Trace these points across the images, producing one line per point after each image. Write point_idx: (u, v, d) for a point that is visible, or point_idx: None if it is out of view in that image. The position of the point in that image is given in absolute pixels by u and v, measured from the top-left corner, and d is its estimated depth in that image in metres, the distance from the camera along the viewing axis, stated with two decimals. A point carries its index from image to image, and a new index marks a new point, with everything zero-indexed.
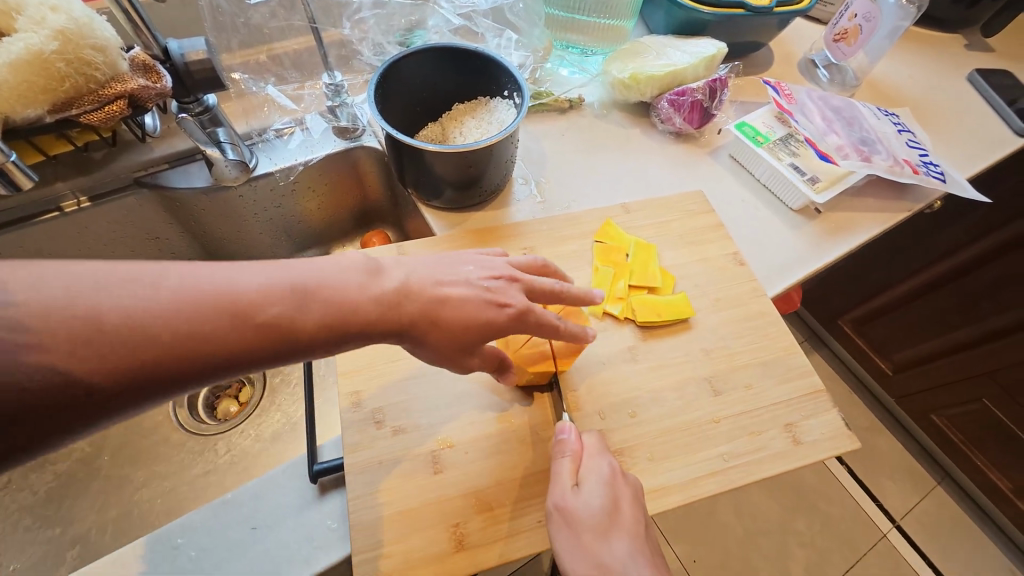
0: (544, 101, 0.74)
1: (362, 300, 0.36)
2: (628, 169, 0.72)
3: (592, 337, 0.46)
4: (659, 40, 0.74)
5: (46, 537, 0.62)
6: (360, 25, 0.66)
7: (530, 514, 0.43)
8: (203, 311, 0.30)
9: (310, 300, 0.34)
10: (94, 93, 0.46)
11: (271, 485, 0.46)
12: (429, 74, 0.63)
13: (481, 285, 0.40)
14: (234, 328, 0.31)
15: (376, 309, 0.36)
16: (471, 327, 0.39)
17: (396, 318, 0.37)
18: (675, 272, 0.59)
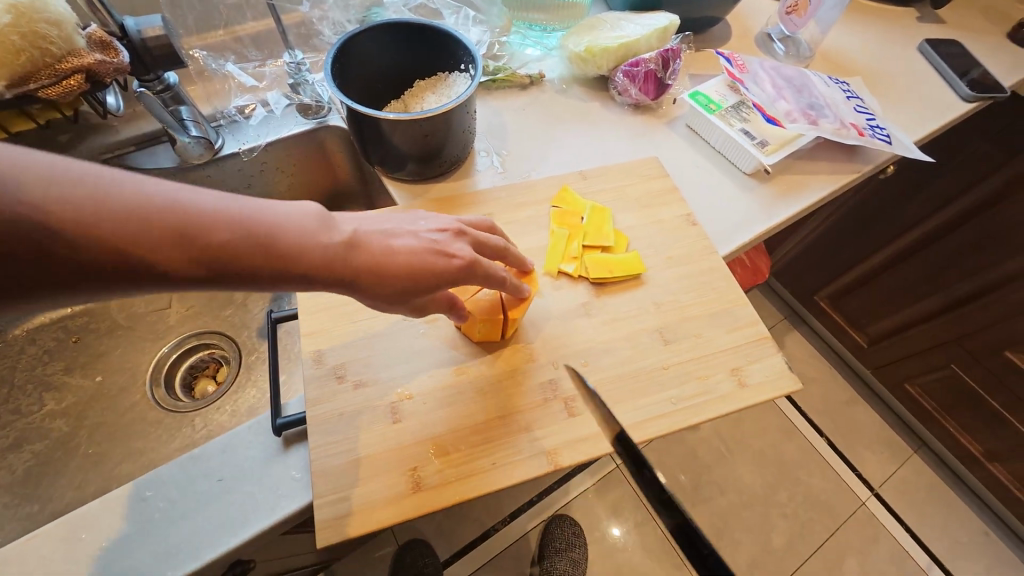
0: (504, 76, 0.76)
1: (310, 244, 0.36)
2: (587, 141, 0.74)
3: (528, 294, 0.49)
4: (615, 14, 0.77)
5: (21, 516, 0.63)
6: (320, 4, 0.67)
7: (486, 457, 0.46)
8: (161, 230, 0.31)
9: (256, 234, 0.34)
10: (51, 67, 0.48)
11: (238, 441, 0.47)
12: (386, 50, 0.65)
13: (428, 238, 0.41)
14: (184, 260, 0.32)
15: (324, 256, 0.36)
16: (423, 280, 0.40)
17: (345, 268, 0.37)
18: (629, 233, 0.61)
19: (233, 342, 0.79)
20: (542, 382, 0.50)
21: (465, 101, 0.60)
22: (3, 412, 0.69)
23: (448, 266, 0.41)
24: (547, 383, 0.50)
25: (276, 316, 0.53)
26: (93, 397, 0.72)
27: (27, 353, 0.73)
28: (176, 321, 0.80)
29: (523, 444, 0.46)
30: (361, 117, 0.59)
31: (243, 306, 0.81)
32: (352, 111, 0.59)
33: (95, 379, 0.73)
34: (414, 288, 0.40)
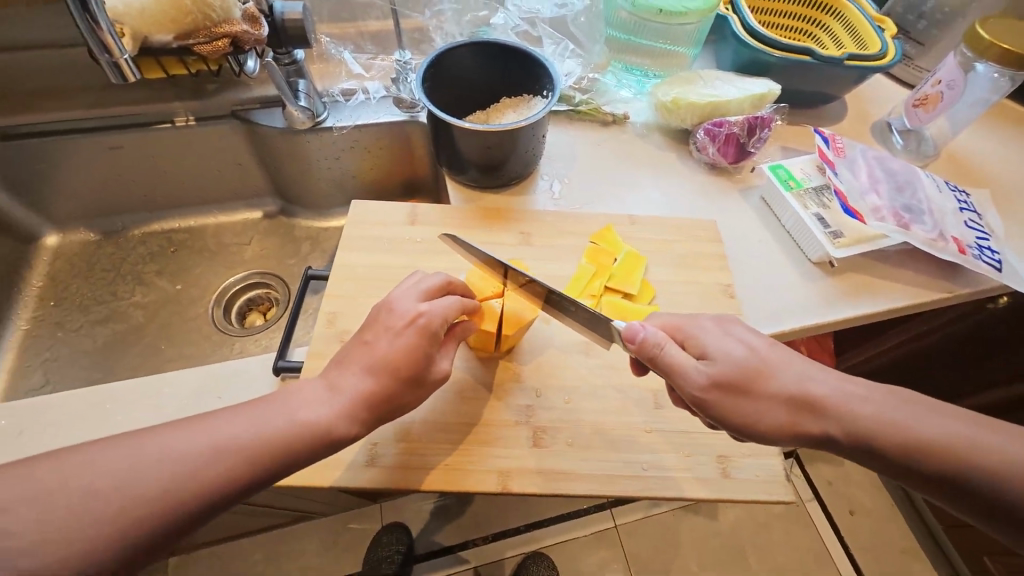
0: (588, 110, 0.78)
1: (332, 416, 0.42)
2: (650, 188, 0.73)
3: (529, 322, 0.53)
4: (713, 72, 0.76)
5: (88, 379, 0.76)
6: (439, 15, 0.76)
7: (442, 456, 0.47)
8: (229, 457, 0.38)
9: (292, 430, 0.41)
10: (208, 29, 0.59)
11: (245, 369, 0.53)
12: (480, 66, 0.70)
13: (417, 333, 0.44)
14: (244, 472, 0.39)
15: (344, 419, 0.42)
16: (422, 354, 0.44)
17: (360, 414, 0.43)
18: (658, 287, 0.60)
19: (287, 288, 0.88)
20: (520, 404, 0.50)
21: (532, 121, 0.63)
22: (104, 292, 0.84)
23: (431, 324, 0.45)
24: (524, 407, 0.50)
25: (311, 273, 0.59)
26: (168, 301, 0.84)
27: (137, 251, 0.88)
28: (250, 258, 0.91)
29: (481, 457, 0.47)
30: (438, 121, 0.64)
31: (305, 260, 0.91)
32: (432, 115, 0.65)
33: (175, 286, 0.86)
34: (421, 363, 0.44)
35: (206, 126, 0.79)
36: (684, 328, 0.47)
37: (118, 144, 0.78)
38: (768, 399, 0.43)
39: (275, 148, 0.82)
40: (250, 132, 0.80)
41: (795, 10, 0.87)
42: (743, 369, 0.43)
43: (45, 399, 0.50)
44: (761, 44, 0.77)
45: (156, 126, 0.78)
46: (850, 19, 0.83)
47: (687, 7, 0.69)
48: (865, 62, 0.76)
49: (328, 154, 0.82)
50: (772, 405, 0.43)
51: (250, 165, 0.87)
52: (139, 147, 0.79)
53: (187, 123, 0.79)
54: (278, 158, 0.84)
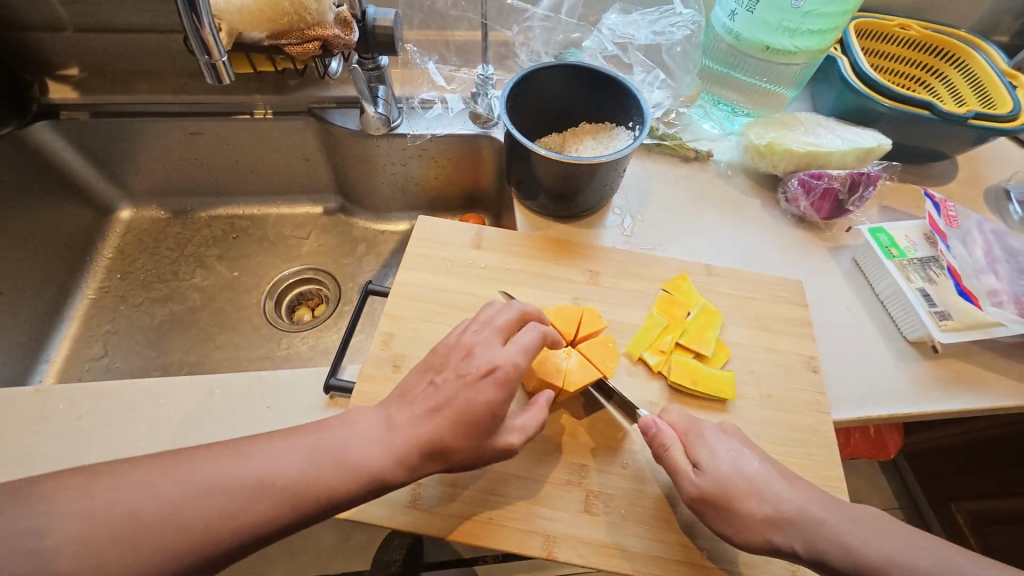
0: (670, 144, 0.73)
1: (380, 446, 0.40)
2: (730, 235, 0.68)
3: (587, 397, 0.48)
4: (815, 117, 0.70)
5: (143, 355, 0.78)
6: (527, 32, 0.72)
7: (487, 508, 0.44)
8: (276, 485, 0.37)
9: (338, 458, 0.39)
10: (300, 30, 0.58)
11: (295, 381, 0.52)
12: (564, 87, 0.67)
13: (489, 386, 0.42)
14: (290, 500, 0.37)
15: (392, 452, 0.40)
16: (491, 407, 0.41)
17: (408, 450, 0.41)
18: (733, 350, 0.55)
19: (338, 288, 0.88)
20: (574, 462, 0.47)
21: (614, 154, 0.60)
22: (167, 271, 0.86)
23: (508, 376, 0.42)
24: (577, 467, 0.47)
25: (371, 287, 0.58)
26: (224, 287, 0.86)
27: (201, 232, 0.90)
28: (306, 252, 0.92)
29: (526, 516, 0.44)
30: (516, 145, 0.62)
31: (359, 261, 0.91)
32: (511, 138, 0.62)
33: (232, 273, 0.87)
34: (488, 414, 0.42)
35: (283, 121, 0.79)
36: (689, 431, 0.46)
37: (198, 130, 0.80)
38: (751, 525, 0.41)
39: (346, 149, 0.82)
40: (324, 131, 0.80)
41: (911, 55, 0.80)
42: (731, 485, 0.42)
43: (103, 384, 0.50)
44: (872, 91, 0.71)
45: (236, 116, 0.79)
46: (976, 72, 0.75)
47: (797, 47, 0.64)
48: (992, 122, 0.68)
49: (397, 160, 0.81)
50: (762, 534, 0.41)
51: (319, 162, 0.87)
52: (217, 134, 0.81)
53: (264, 116, 0.79)
54: (348, 159, 0.83)
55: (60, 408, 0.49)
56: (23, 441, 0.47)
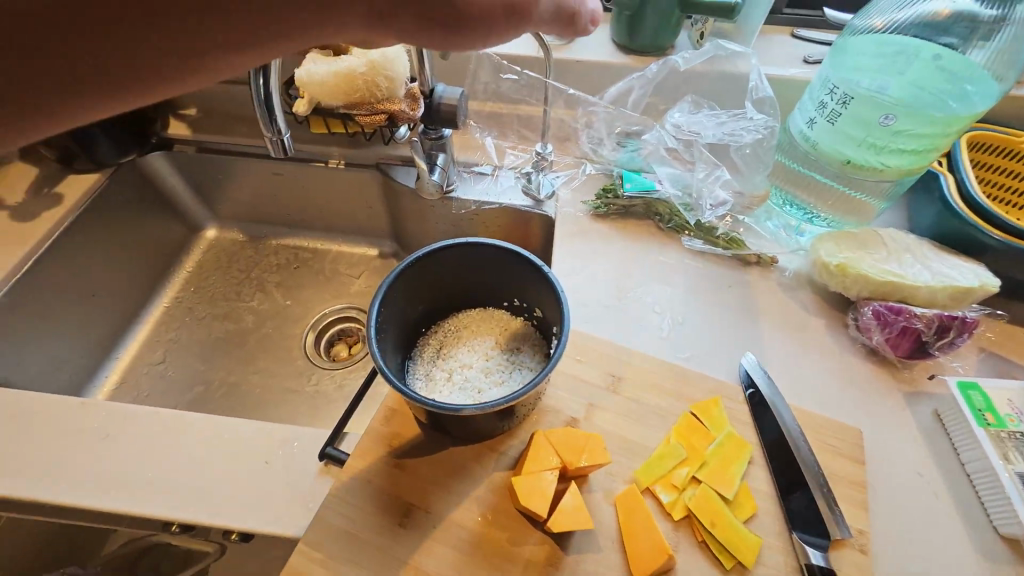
0: (725, 248, 0.68)
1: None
2: (786, 357, 0.60)
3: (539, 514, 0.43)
4: (902, 240, 0.62)
5: (192, 367, 0.84)
6: (591, 115, 0.75)
7: None
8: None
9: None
10: (371, 104, 0.62)
11: (298, 440, 0.53)
12: (469, 261, 0.53)
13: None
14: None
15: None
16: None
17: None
18: (761, 500, 0.48)
19: None
20: None
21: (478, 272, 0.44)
22: (233, 291, 0.94)
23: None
24: None
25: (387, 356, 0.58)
26: (277, 313, 0.92)
27: (269, 259, 0.98)
28: (354, 291, 0.96)
29: None
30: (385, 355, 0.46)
31: None
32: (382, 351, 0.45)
33: (285, 301, 0.93)
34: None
35: (351, 170, 0.85)
36: None
37: (281, 171, 0.88)
38: None
39: (403, 205, 0.86)
40: (387, 185, 0.85)
41: None
42: None
43: (141, 412, 0.55)
44: (979, 219, 0.61)
45: (313, 162, 0.86)
46: None
47: (887, 165, 0.58)
48: None
49: (445, 222, 0.81)
50: None
51: (380, 212, 0.92)
52: (293, 177, 0.89)
53: (336, 165, 0.86)
54: (403, 212, 0.87)
55: (96, 425, 0.54)
56: (68, 456, 0.52)
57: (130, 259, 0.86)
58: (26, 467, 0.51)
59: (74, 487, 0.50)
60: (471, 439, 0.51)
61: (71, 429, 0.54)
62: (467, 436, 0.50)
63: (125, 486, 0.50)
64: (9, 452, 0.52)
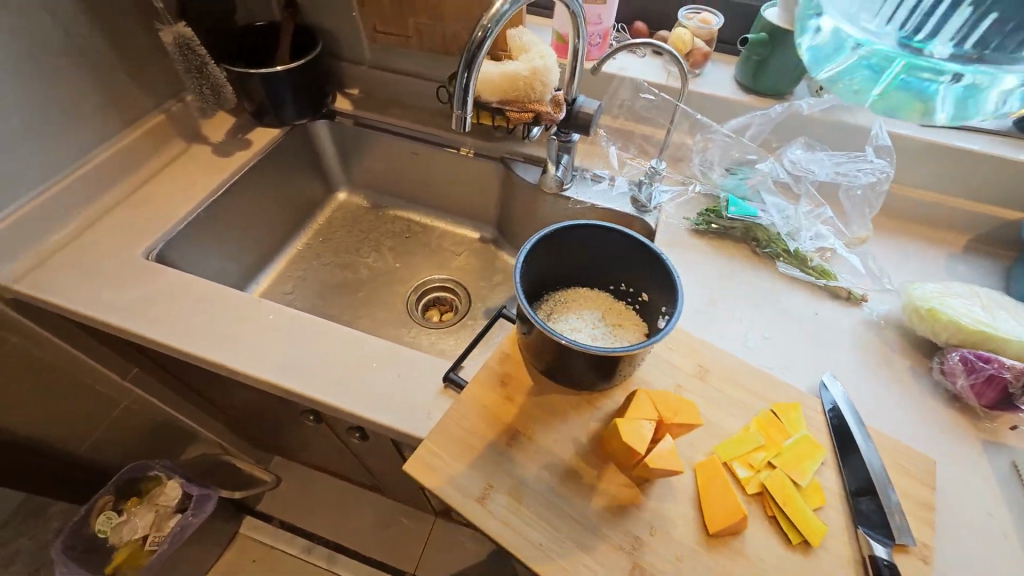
0: (815, 278, 0.74)
1: None
2: (865, 385, 0.64)
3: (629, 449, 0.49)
4: (996, 298, 0.65)
5: (314, 302, 0.97)
6: (707, 142, 0.83)
7: (541, 531, 0.49)
8: None
9: None
10: (522, 104, 0.75)
11: (425, 363, 0.63)
12: (596, 241, 0.61)
13: None
14: None
15: None
16: None
17: None
18: (830, 496, 0.52)
19: (469, 303, 1.01)
20: (631, 532, 0.49)
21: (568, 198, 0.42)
22: (353, 246, 1.08)
23: None
24: (634, 537, 0.49)
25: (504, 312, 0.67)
26: (387, 272, 1.05)
27: (386, 225, 1.12)
28: (454, 266, 1.08)
29: (572, 558, 0.47)
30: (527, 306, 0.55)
31: (492, 288, 1.03)
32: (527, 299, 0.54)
33: (395, 264, 1.06)
34: None
35: (479, 159, 0.97)
36: None
37: (417, 151, 1.02)
38: None
39: (516, 195, 0.97)
40: (507, 177, 0.96)
41: None
42: None
43: (303, 317, 0.68)
44: None
45: (447, 148, 0.99)
46: None
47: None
48: None
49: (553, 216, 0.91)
50: None
51: (492, 200, 1.04)
52: (426, 158, 1.02)
53: (466, 154, 0.98)
54: (514, 203, 0.98)
55: (270, 320, 0.67)
56: (249, 340, 0.65)
57: (284, 203, 1.01)
58: (220, 340, 0.65)
59: (255, 362, 0.63)
60: (575, 389, 0.59)
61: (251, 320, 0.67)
62: (571, 386, 0.58)
63: (290, 369, 0.62)
64: (211, 327, 0.66)
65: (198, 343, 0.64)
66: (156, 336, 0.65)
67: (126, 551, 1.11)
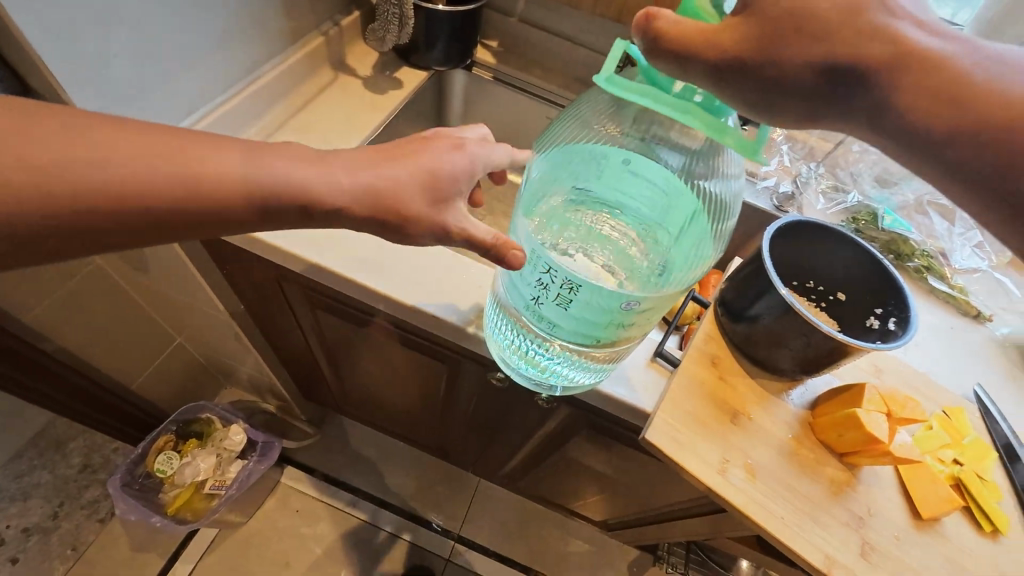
0: (956, 296, 0.78)
1: None
2: (1007, 398, 0.71)
3: (867, 435, 0.53)
4: None
5: None
6: (865, 153, 0.87)
7: (776, 505, 0.52)
8: None
9: None
10: None
11: None
12: (819, 242, 0.62)
13: None
14: None
15: None
16: None
17: None
18: (1005, 491, 0.59)
19: None
20: (852, 511, 0.54)
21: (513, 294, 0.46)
22: None
23: None
24: (856, 516, 0.53)
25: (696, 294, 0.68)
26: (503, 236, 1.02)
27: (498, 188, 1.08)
28: None
29: (810, 531, 0.51)
30: (777, 290, 0.55)
31: None
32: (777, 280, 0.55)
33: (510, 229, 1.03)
34: None
35: None
36: None
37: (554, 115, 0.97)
38: None
39: None
40: None
41: None
42: None
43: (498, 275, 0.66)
44: None
45: None
46: None
47: None
48: None
49: None
50: None
51: None
52: None
53: None
54: None
55: (466, 273, 0.65)
56: (449, 290, 0.64)
57: None
58: (420, 288, 0.63)
59: (463, 314, 0.62)
60: (780, 376, 0.61)
61: (450, 271, 0.65)
62: (780, 372, 0.61)
63: None
64: (408, 274, 0.64)
65: (401, 288, 0.62)
66: (353, 276, 0.62)
67: (187, 493, 1.06)
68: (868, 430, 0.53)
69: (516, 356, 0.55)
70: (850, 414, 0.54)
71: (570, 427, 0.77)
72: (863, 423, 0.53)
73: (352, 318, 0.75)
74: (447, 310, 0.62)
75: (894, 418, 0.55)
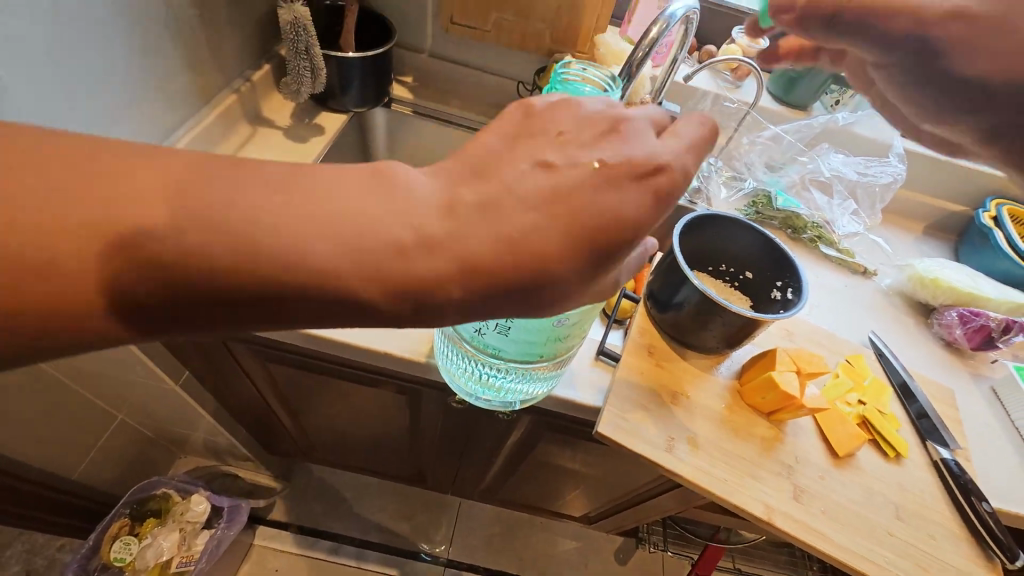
0: (844, 259, 0.91)
1: None
2: (894, 339, 0.82)
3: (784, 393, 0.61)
4: (966, 270, 0.88)
5: None
6: (754, 143, 0.99)
7: (720, 470, 0.59)
8: None
9: None
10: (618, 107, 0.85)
11: None
12: (721, 231, 0.71)
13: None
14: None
15: None
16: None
17: None
18: (901, 420, 0.69)
19: None
20: (782, 462, 0.61)
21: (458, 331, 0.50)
22: None
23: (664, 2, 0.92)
24: (786, 466, 0.61)
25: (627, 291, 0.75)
26: None
27: None
28: None
29: (749, 487, 0.58)
30: (690, 279, 0.62)
31: None
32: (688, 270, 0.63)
33: None
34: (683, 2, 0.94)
35: None
36: None
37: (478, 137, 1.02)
38: None
39: None
40: None
41: None
42: None
43: None
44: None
45: None
46: None
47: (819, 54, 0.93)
48: None
49: None
50: None
51: None
52: None
53: None
54: None
55: None
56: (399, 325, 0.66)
57: None
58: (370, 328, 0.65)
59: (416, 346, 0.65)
60: (708, 354, 0.69)
61: None
62: (707, 351, 0.68)
63: None
64: None
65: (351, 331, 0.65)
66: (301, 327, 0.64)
67: None
68: (783, 389, 0.61)
69: (469, 380, 0.59)
70: (768, 378, 0.62)
71: (535, 432, 0.81)
72: (780, 384, 0.61)
73: (307, 366, 0.76)
74: (399, 344, 0.65)
75: (804, 375, 0.63)
